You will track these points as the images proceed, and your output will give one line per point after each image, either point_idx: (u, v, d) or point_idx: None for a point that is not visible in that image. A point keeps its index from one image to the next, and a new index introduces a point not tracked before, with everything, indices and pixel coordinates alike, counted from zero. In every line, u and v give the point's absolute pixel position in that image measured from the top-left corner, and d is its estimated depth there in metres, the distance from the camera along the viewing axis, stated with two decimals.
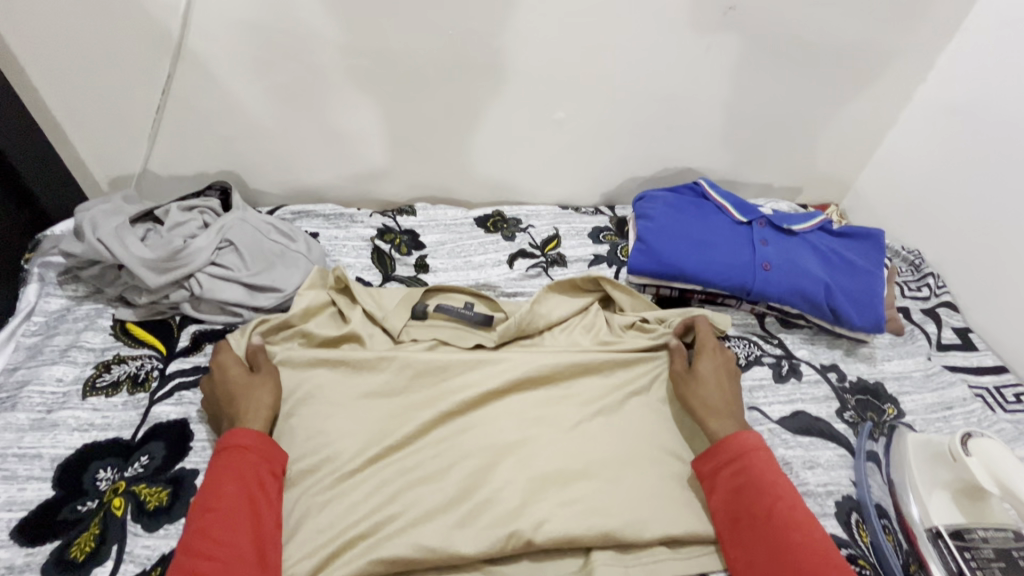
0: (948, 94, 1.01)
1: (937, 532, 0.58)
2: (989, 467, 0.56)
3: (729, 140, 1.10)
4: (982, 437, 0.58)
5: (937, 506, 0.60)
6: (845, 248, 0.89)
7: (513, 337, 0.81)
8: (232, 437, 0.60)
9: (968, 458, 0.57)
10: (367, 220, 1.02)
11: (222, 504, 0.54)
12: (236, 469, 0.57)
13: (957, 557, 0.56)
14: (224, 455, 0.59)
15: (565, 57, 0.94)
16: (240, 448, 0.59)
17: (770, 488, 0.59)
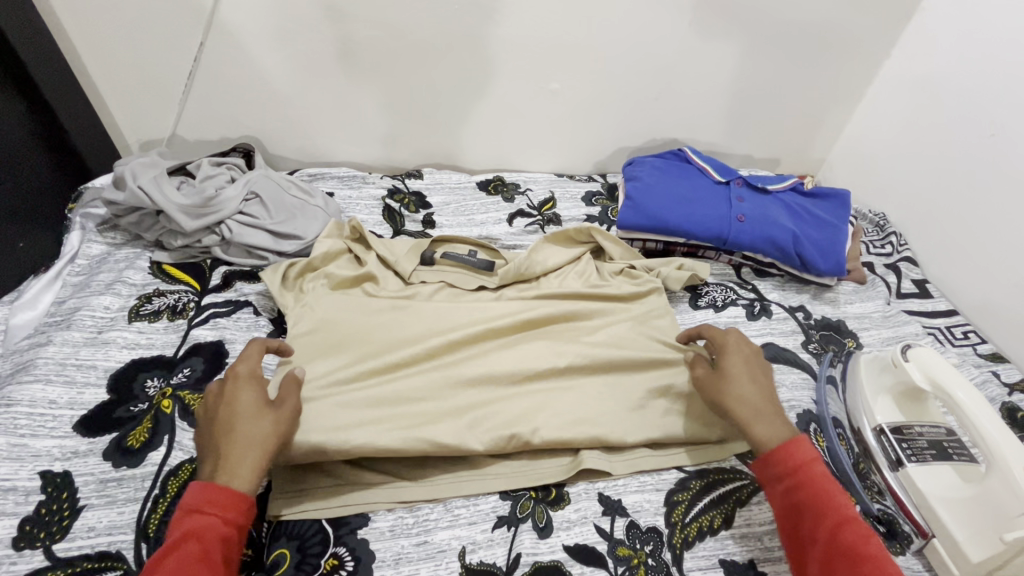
0: (912, 71, 1.10)
1: (881, 429, 0.68)
2: (924, 369, 0.65)
3: (711, 113, 1.19)
4: (917, 347, 0.67)
5: (881, 409, 0.70)
6: (814, 206, 0.98)
7: (513, 280, 0.90)
8: (201, 496, 0.51)
9: (907, 363, 0.66)
10: (378, 182, 1.11)
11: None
12: (200, 541, 0.48)
13: (897, 446, 0.66)
14: (187, 522, 0.49)
15: (561, 32, 1.02)
16: (209, 511, 0.50)
17: (830, 502, 0.53)
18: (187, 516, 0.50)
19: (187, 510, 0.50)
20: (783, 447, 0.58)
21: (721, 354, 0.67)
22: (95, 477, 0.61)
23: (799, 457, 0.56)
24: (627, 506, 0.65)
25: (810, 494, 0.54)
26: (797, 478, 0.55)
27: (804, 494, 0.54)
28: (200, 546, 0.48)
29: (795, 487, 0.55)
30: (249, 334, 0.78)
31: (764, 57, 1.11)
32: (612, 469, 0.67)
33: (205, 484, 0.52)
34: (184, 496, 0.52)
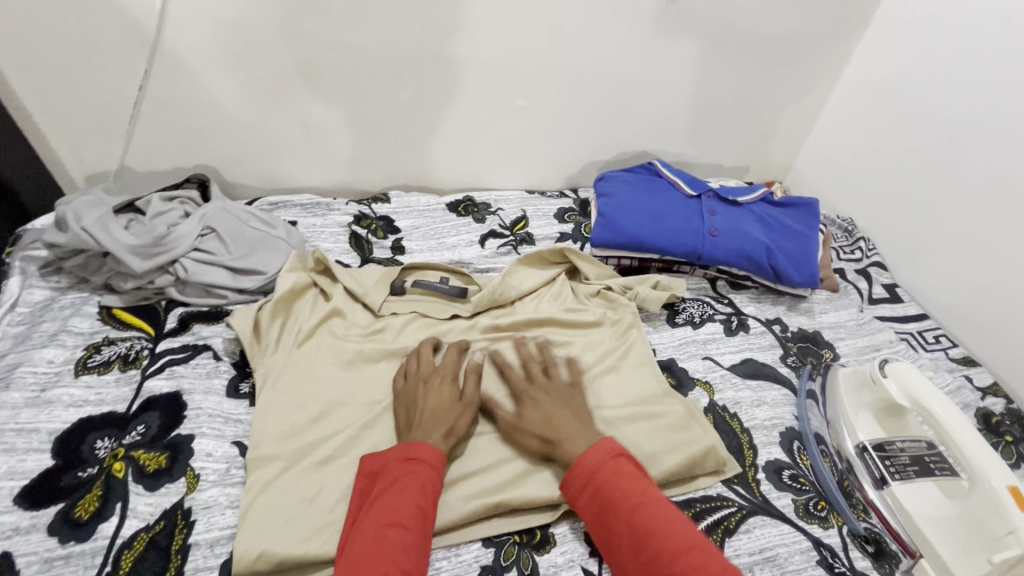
0: (870, 77, 1.12)
1: (864, 447, 0.68)
2: (901, 386, 0.65)
3: (679, 124, 1.19)
4: (895, 362, 0.67)
5: (861, 426, 0.70)
6: (784, 215, 0.99)
7: (487, 307, 0.87)
8: (410, 450, 0.60)
9: (885, 379, 0.66)
10: (343, 208, 1.07)
11: (408, 512, 0.55)
12: (413, 481, 0.58)
13: (880, 465, 0.66)
14: (405, 466, 0.59)
15: (526, 49, 1.01)
16: (422, 460, 0.60)
17: (637, 506, 0.55)
18: (397, 464, 0.60)
19: (400, 459, 0.60)
20: (582, 456, 0.60)
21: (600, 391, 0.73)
22: (40, 556, 0.56)
23: (592, 462, 0.59)
24: None
25: (613, 497, 0.56)
26: (594, 483, 0.58)
27: (606, 500, 0.57)
28: (419, 482, 0.58)
29: (599, 494, 0.57)
30: (209, 383, 0.74)
31: (728, 68, 1.12)
32: None
33: (413, 440, 0.62)
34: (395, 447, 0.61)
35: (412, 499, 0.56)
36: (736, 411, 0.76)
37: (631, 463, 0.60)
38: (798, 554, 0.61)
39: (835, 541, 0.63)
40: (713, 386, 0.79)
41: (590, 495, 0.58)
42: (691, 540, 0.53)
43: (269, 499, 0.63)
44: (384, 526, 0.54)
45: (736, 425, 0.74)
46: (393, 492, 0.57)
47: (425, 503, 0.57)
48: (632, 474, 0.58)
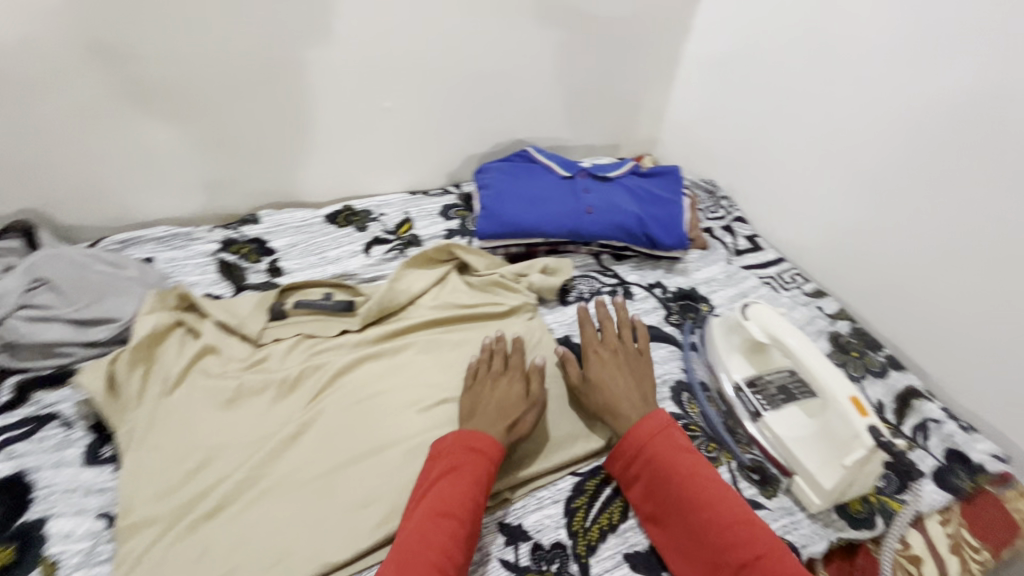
0: (709, 49, 1.22)
1: (740, 386, 0.74)
2: (762, 325, 0.71)
3: (547, 110, 1.23)
4: (752, 306, 0.74)
5: (735, 366, 0.76)
6: (651, 184, 1.05)
7: (378, 316, 0.85)
8: (460, 442, 0.62)
9: (748, 322, 0.73)
10: (207, 235, 0.98)
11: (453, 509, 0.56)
12: (467, 472, 0.59)
13: (754, 399, 0.72)
14: (468, 455, 0.60)
15: (381, 48, 0.98)
16: (481, 450, 0.61)
17: (685, 476, 0.60)
18: (448, 455, 0.61)
19: (467, 449, 0.61)
20: (633, 428, 0.65)
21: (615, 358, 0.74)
22: None
23: (645, 434, 0.64)
24: (529, 528, 0.63)
25: (665, 469, 0.61)
26: (645, 455, 0.63)
27: (657, 471, 0.62)
28: (472, 475, 0.59)
29: (652, 465, 0.62)
30: (61, 455, 0.65)
31: (584, 51, 1.17)
32: (510, 493, 0.65)
33: (471, 430, 0.64)
34: (449, 440, 0.62)
35: (462, 492, 0.58)
36: None
37: (679, 435, 0.65)
38: None
39: (726, 477, 0.68)
40: None
41: (640, 466, 0.63)
42: (735, 506, 0.58)
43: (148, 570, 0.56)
44: (430, 518, 0.55)
45: None
46: (444, 485, 0.58)
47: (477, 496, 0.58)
48: (682, 445, 0.63)
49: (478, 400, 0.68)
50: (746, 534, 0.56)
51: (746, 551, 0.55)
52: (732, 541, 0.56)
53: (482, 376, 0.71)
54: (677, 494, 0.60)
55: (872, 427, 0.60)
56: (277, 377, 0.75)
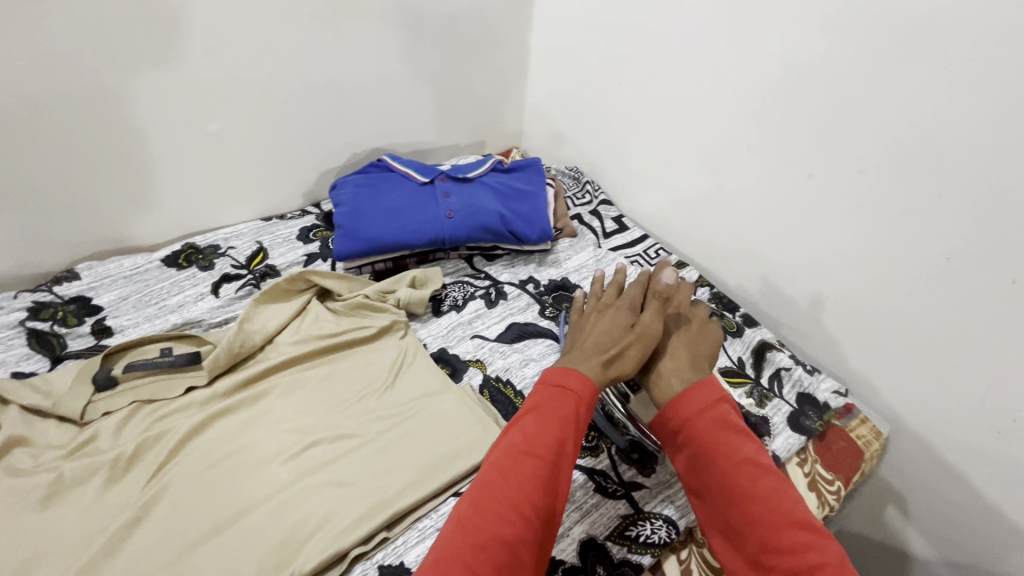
0: (555, 38, 1.23)
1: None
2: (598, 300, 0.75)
3: (402, 113, 1.17)
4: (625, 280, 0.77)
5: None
6: (514, 180, 1.04)
7: (230, 364, 0.77)
8: (565, 376, 0.59)
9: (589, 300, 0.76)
10: (10, 304, 0.84)
11: (532, 456, 0.52)
12: (551, 416, 0.55)
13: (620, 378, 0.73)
14: (552, 393, 0.57)
15: (191, 68, 0.87)
16: (567, 389, 0.57)
17: (738, 461, 0.55)
18: (550, 388, 0.58)
19: (553, 387, 0.58)
20: (682, 400, 0.61)
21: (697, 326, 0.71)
22: None
23: (696, 408, 0.59)
24: (412, 564, 0.60)
25: (713, 451, 0.56)
26: (694, 431, 0.58)
27: (704, 449, 0.57)
28: (556, 419, 0.55)
29: (698, 444, 0.57)
30: None
31: (427, 50, 1.13)
32: (389, 531, 0.62)
33: (561, 368, 0.60)
34: (568, 375, 0.59)
35: (541, 437, 0.53)
36: (508, 376, 0.80)
37: (732, 416, 0.60)
38: (578, 489, 0.67)
39: (605, 464, 0.70)
40: (484, 361, 0.82)
41: (689, 444, 0.58)
42: (792, 503, 0.53)
43: None
44: (502, 469, 0.52)
45: (510, 392, 0.78)
46: (523, 431, 0.54)
47: (563, 440, 0.54)
48: (734, 429, 0.59)
49: (580, 334, 0.68)
50: (803, 538, 0.50)
51: (803, 555, 0.49)
52: (787, 542, 0.50)
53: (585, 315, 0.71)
54: (727, 478, 0.55)
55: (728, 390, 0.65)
56: (107, 457, 0.65)
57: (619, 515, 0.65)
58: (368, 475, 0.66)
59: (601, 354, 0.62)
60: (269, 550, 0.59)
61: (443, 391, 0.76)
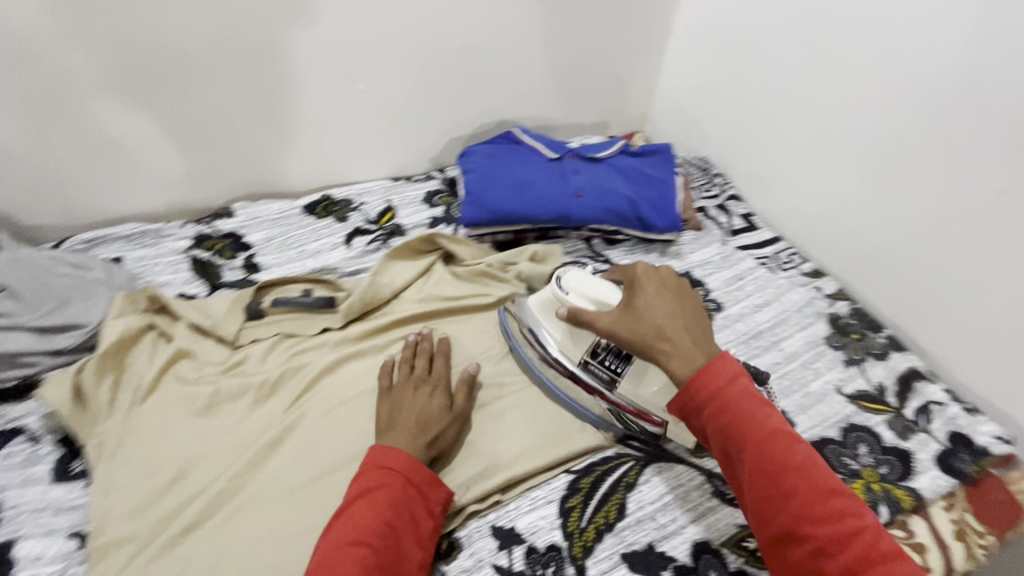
0: (700, 19, 1.16)
1: (588, 360, 0.69)
2: (583, 296, 0.67)
3: (532, 88, 1.17)
4: (568, 274, 0.69)
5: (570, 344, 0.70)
6: (643, 164, 1.01)
7: (360, 313, 0.81)
8: (399, 459, 0.57)
9: (568, 296, 0.68)
10: (178, 231, 0.94)
11: (383, 523, 0.52)
12: (390, 491, 0.54)
13: (604, 366, 0.68)
14: (379, 476, 0.55)
15: (351, 28, 0.92)
16: (399, 471, 0.56)
17: (768, 433, 0.49)
18: (377, 470, 0.55)
19: (378, 469, 0.55)
20: (702, 375, 0.53)
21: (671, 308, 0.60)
22: None
23: (714, 385, 0.52)
24: (523, 531, 0.61)
25: (742, 427, 0.50)
26: (721, 405, 0.51)
27: (733, 425, 0.50)
28: (391, 497, 0.54)
29: (723, 421, 0.51)
30: (28, 471, 0.62)
31: (568, 25, 1.10)
32: (501, 495, 0.63)
33: (391, 446, 0.58)
34: (393, 457, 0.56)
35: (377, 514, 0.52)
36: None
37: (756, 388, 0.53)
38: (694, 490, 0.65)
39: None
40: None
41: (714, 421, 0.51)
42: (824, 473, 0.49)
43: None
44: (351, 542, 0.50)
45: None
46: (361, 504, 0.52)
47: (399, 513, 0.53)
48: (762, 400, 0.52)
49: (399, 408, 0.63)
50: (839, 506, 0.47)
51: (839, 525, 0.46)
52: (823, 513, 0.46)
53: (403, 380, 0.67)
54: (757, 457, 0.49)
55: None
56: (256, 379, 0.71)
57: (736, 524, 0.62)
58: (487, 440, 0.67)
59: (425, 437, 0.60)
60: None
61: None
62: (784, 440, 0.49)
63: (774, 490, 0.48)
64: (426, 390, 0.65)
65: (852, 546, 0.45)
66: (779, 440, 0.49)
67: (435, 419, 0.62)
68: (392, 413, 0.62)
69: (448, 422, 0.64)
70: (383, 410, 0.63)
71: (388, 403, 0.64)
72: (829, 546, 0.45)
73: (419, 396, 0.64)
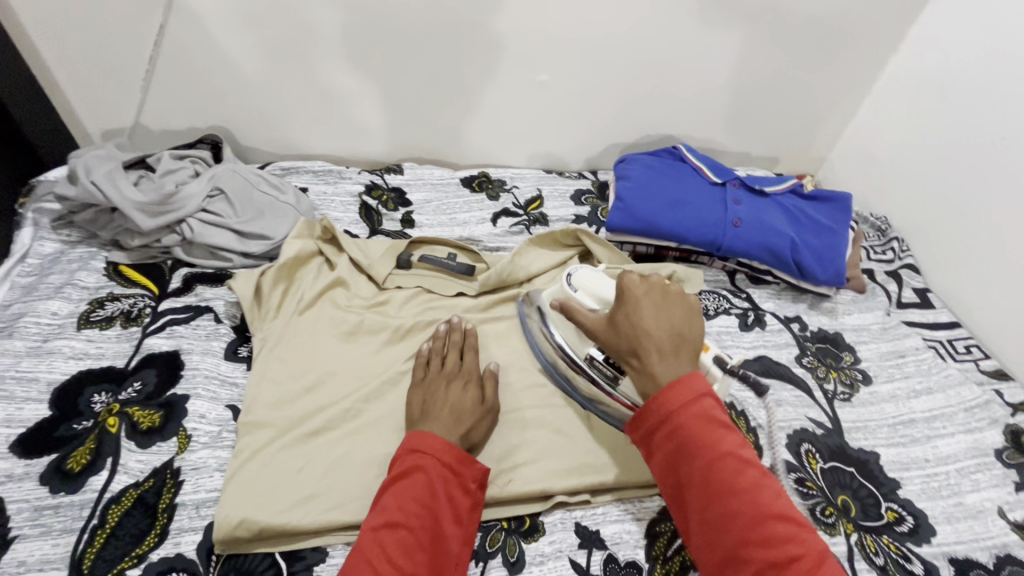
0: (919, 67, 1.04)
1: (594, 357, 0.66)
2: (590, 294, 0.67)
3: (707, 108, 1.13)
4: (579, 272, 0.70)
5: (576, 340, 0.68)
6: (813, 209, 0.94)
7: (494, 287, 0.85)
8: (432, 442, 0.56)
9: (576, 292, 0.69)
10: (355, 177, 1.05)
11: (420, 505, 0.52)
12: (424, 474, 0.54)
13: (608, 364, 0.64)
14: (412, 458, 0.55)
15: (550, 21, 0.95)
16: (431, 453, 0.56)
17: (710, 458, 0.47)
18: (412, 453, 0.56)
19: (410, 450, 0.56)
20: (664, 391, 0.50)
21: (633, 304, 0.56)
22: (30, 504, 0.57)
23: (671, 404, 0.50)
24: (606, 538, 0.60)
25: (693, 450, 0.48)
26: (672, 425, 0.49)
27: (685, 447, 0.48)
28: (425, 479, 0.54)
29: (675, 443, 0.49)
30: (208, 344, 0.74)
31: (766, 50, 1.05)
32: (592, 496, 0.63)
33: (425, 430, 0.58)
34: (419, 440, 0.57)
35: (413, 498, 0.52)
36: (743, 407, 0.73)
37: (719, 409, 0.50)
38: None
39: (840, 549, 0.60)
40: None
41: (665, 442, 0.50)
42: (771, 496, 0.46)
43: (257, 466, 0.62)
44: (386, 524, 0.50)
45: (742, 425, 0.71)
46: (395, 490, 0.53)
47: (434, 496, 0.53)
48: (721, 423, 0.49)
49: (431, 399, 0.63)
50: (781, 531, 0.44)
51: (781, 549, 0.43)
52: (764, 536, 0.44)
53: (433, 373, 0.67)
54: (705, 481, 0.47)
55: (718, 358, 0.60)
56: (393, 321, 0.78)
57: None
58: (589, 439, 0.67)
59: (457, 427, 0.60)
60: (490, 457, 0.64)
61: None
62: (733, 464, 0.47)
63: (719, 514, 0.46)
64: (461, 381, 0.66)
65: (792, 571, 0.43)
66: (725, 467, 0.47)
67: (470, 412, 0.63)
68: (456, 408, 0.62)
69: (479, 414, 0.64)
70: (415, 402, 0.64)
71: (420, 395, 0.65)
72: (768, 569, 0.43)
73: (453, 389, 0.64)
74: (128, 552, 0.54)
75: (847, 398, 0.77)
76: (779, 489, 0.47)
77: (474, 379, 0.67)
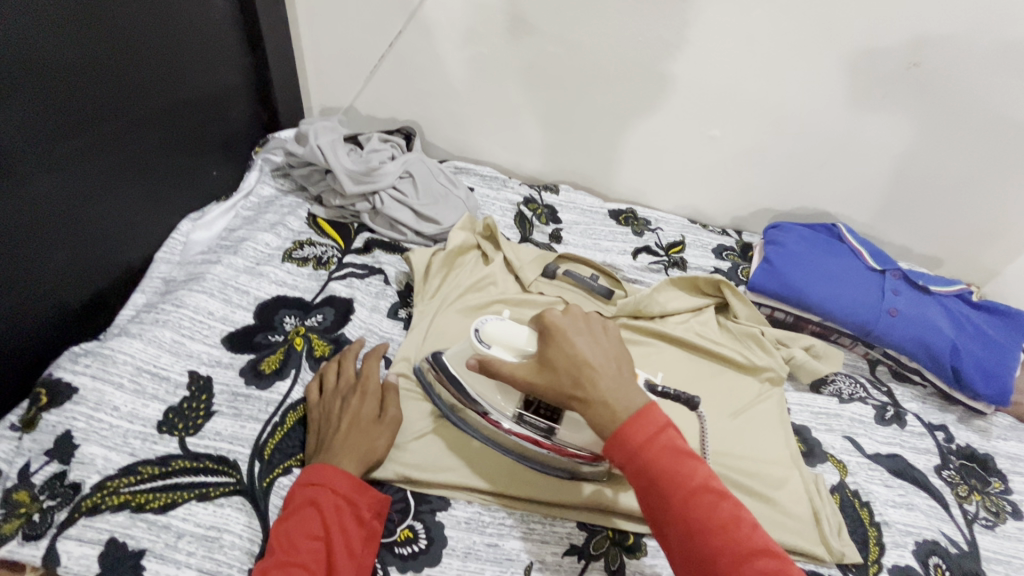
0: None
1: (521, 412, 0.63)
2: (506, 347, 0.61)
3: (876, 195, 1.10)
4: (484, 326, 0.63)
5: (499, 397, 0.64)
6: (981, 320, 0.88)
7: (629, 315, 0.87)
8: (325, 474, 0.56)
9: (489, 351, 0.62)
10: (516, 187, 1.15)
11: (313, 540, 0.52)
12: (316, 507, 0.54)
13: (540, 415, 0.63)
14: (305, 492, 0.55)
15: (737, 82, 0.99)
16: (323, 485, 0.56)
17: (683, 484, 0.45)
18: (304, 487, 0.56)
19: (304, 484, 0.56)
20: (625, 425, 0.48)
21: (557, 330, 0.55)
22: (230, 389, 0.69)
23: (638, 439, 0.47)
24: None
25: (666, 486, 0.45)
26: (644, 465, 0.46)
27: (651, 477, 0.46)
28: (318, 513, 0.54)
29: (650, 482, 0.46)
30: (376, 301, 0.85)
31: (959, 150, 1.00)
32: None
33: (324, 463, 0.58)
34: (304, 474, 0.57)
35: (304, 533, 0.52)
36: (868, 499, 0.70)
37: (680, 438, 0.48)
38: None
39: None
40: (847, 467, 0.74)
41: (635, 474, 0.47)
42: (748, 528, 0.44)
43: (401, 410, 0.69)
44: (276, 563, 0.49)
45: (865, 515, 0.68)
46: (288, 526, 0.52)
47: (328, 528, 0.53)
48: (688, 454, 0.47)
49: (326, 425, 0.63)
50: (764, 561, 0.42)
51: None
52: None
53: (329, 393, 0.66)
54: (681, 523, 0.44)
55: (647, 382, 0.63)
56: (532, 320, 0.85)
57: None
58: None
59: (361, 447, 0.60)
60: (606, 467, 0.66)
61: (792, 465, 0.71)
62: (710, 498, 0.45)
63: (699, 556, 0.43)
64: (354, 398, 0.64)
65: None
66: (704, 502, 0.45)
67: (361, 432, 0.61)
68: (348, 430, 0.61)
69: (383, 428, 0.63)
70: (314, 433, 0.64)
71: (319, 419, 0.64)
72: None
73: (346, 406, 0.64)
74: (294, 453, 0.65)
75: (989, 525, 0.71)
76: (753, 520, 0.45)
77: (372, 391, 0.66)
